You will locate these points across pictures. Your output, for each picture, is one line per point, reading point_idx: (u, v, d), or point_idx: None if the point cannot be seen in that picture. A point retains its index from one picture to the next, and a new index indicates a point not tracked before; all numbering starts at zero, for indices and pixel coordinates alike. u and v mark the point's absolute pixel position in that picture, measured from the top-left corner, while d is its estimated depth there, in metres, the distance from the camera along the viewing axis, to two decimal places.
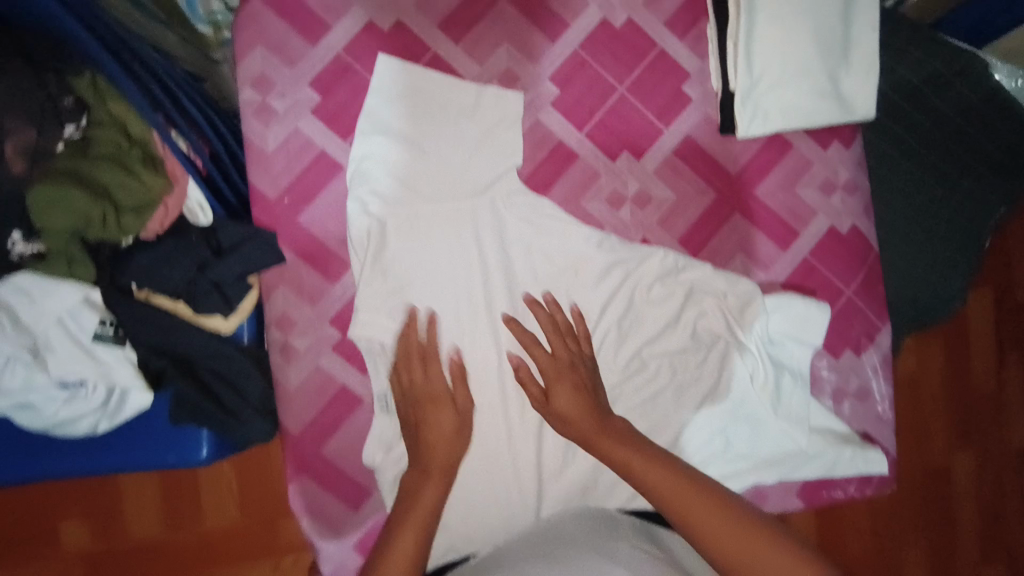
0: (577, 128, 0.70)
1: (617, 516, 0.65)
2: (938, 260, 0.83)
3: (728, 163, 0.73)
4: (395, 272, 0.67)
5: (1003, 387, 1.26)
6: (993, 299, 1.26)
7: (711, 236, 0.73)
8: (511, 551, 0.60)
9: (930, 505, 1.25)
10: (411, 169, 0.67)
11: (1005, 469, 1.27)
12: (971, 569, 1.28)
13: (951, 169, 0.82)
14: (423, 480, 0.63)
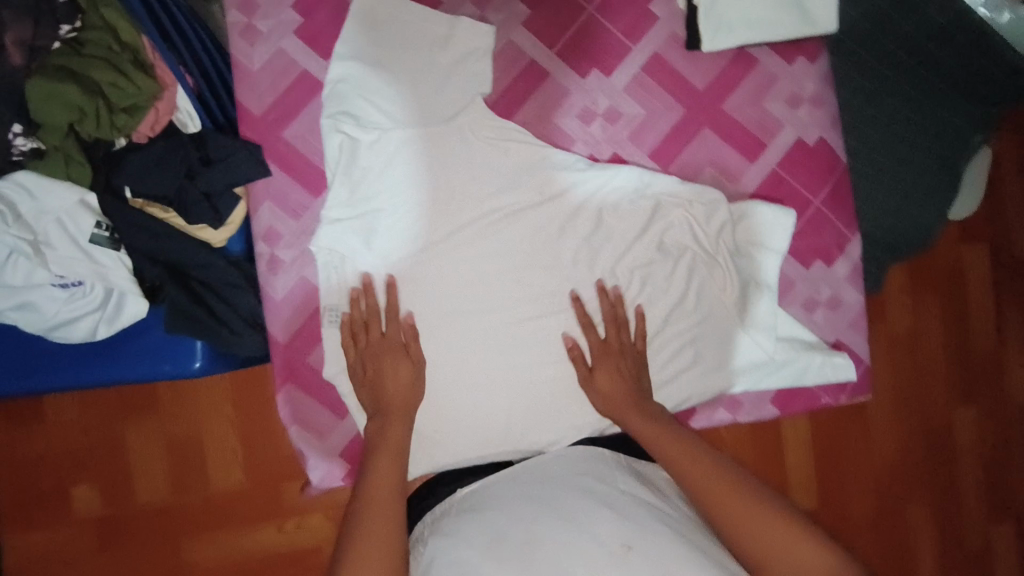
0: (549, 48, 0.74)
1: (602, 453, 0.68)
2: (914, 198, 0.75)
3: (695, 79, 0.76)
4: (364, 193, 0.71)
5: (1004, 341, 1.25)
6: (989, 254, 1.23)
7: (681, 150, 0.75)
8: (501, 487, 0.64)
9: (933, 460, 1.24)
10: (386, 90, 0.71)
11: (1006, 424, 1.26)
12: (976, 526, 1.26)
13: (920, 99, 0.74)
14: (387, 417, 0.66)
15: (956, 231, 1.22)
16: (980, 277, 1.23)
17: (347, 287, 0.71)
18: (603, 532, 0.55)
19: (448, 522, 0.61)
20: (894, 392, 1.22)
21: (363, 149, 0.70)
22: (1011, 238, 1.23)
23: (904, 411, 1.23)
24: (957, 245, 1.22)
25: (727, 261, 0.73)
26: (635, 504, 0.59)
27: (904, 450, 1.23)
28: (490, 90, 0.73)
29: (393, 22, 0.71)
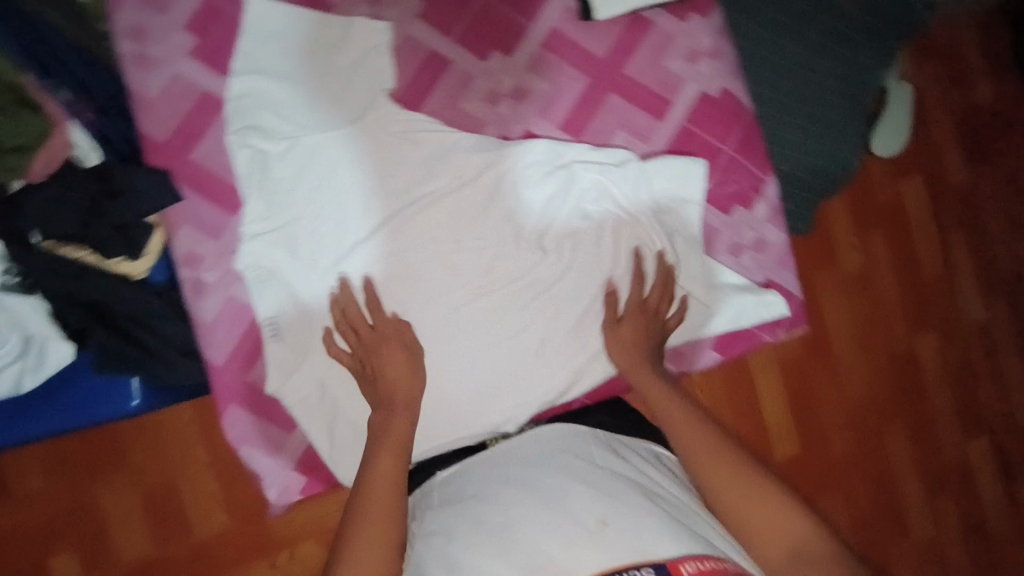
0: (447, 35, 0.74)
1: (582, 431, 0.66)
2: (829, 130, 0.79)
3: (595, 47, 0.77)
4: (285, 204, 0.70)
5: (951, 264, 1.29)
6: (926, 184, 1.26)
7: (591, 118, 0.77)
8: (487, 473, 0.62)
9: (904, 389, 1.27)
10: (289, 98, 0.70)
11: (966, 343, 1.31)
12: (954, 446, 1.30)
13: (819, 37, 0.78)
14: (391, 411, 0.66)
15: (893, 167, 1.25)
16: (920, 208, 1.26)
17: (280, 299, 0.71)
18: (579, 510, 0.53)
19: (435, 513, 0.59)
20: (858, 330, 1.24)
21: (274, 160, 0.70)
22: (942, 167, 1.27)
23: (870, 347, 1.25)
24: (893, 180, 1.25)
25: (650, 218, 0.76)
26: (616, 479, 0.58)
27: (875, 384, 1.26)
28: (395, 85, 0.73)
29: (285, 29, 0.71)
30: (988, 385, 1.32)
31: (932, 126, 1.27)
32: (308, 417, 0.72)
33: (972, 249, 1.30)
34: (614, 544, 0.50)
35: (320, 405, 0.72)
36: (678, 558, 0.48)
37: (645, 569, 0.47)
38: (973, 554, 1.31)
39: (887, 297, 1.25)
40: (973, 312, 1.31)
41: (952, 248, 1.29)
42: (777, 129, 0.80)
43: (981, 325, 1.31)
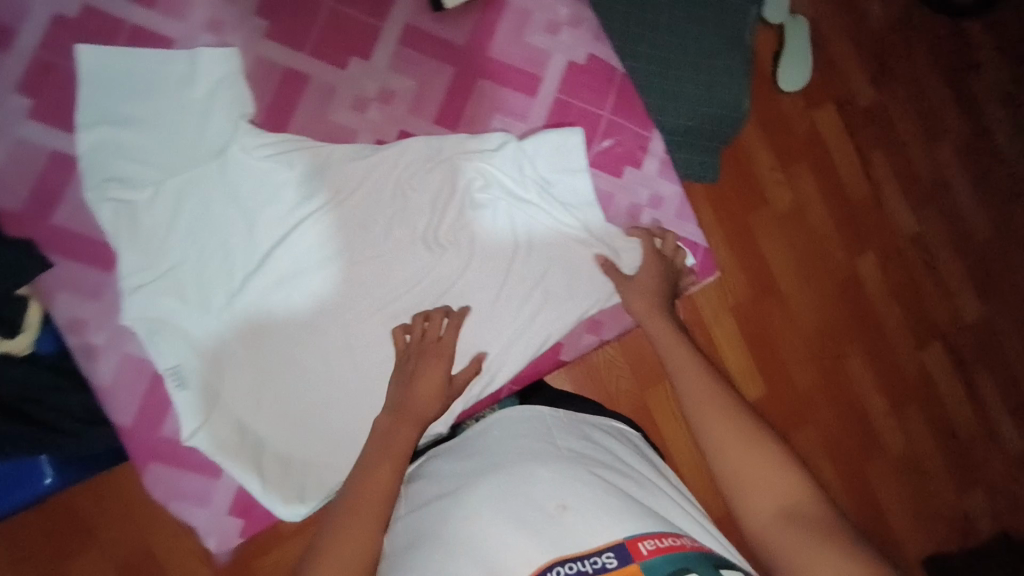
0: (298, 48, 0.72)
1: (543, 416, 0.67)
2: (712, 77, 0.81)
3: (453, 36, 0.76)
4: (165, 251, 0.69)
5: (877, 183, 1.30)
6: (836, 108, 1.28)
7: (465, 105, 0.76)
8: (461, 468, 0.62)
9: (852, 312, 1.28)
10: (145, 144, 0.68)
11: (905, 256, 1.32)
12: (909, 356, 1.32)
13: None
14: (402, 419, 0.62)
15: (803, 100, 1.26)
16: (836, 134, 1.28)
17: (178, 347, 0.69)
18: (539, 499, 0.55)
19: (410, 515, 0.59)
20: (800, 263, 1.25)
21: (143, 209, 0.68)
22: (849, 90, 1.29)
23: (814, 278, 1.26)
24: (805, 112, 1.26)
25: (539, 198, 0.76)
26: (576, 463, 0.59)
27: (824, 313, 1.27)
28: (254, 110, 0.72)
29: (126, 73, 0.68)
30: (933, 291, 1.33)
31: (832, 51, 1.28)
32: (232, 460, 0.70)
33: (893, 164, 1.32)
34: (573, 530, 0.52)
35: (242, 445, 0.70)
36: (636, 537, 0.50)
37: (605, 554, 0.49)
38: (945, 458, 1.33)
39: (817, 226, 1.26)
40: (906, 224, 1.32)
41: (874, 166, 1.31)
42: (658, 80, 0.81)
43: (915, 236, 1.32)
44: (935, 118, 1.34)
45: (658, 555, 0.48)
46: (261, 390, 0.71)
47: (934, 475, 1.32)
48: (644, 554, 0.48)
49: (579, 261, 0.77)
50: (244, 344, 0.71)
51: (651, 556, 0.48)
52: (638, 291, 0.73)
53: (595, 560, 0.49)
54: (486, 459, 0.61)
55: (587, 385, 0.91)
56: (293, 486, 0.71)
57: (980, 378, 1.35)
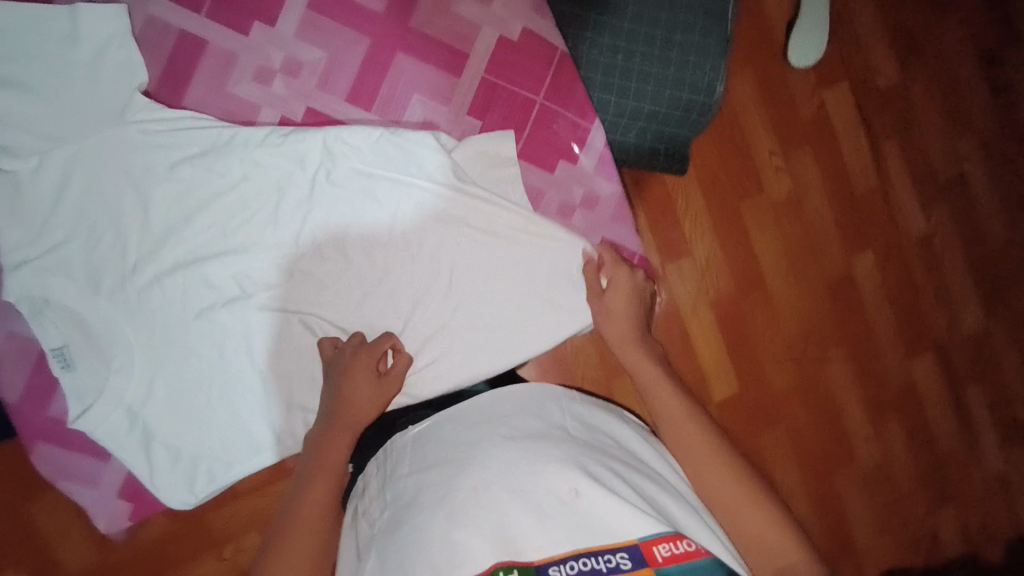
0: (196, 12, 0.67)
1: (556, 392, 0.54)
2: (665, 84, 0.80)
3: (371, 2, 0.69)
4: (49, 227, 0.65)
5: (886, 177, 1.17)
6: (848, 88, 1.13)
7: (380, 82, 0.70)
8: (449, 433, 0.50)
9: (844, 317, 1.16)
10: (24, 109, 0.63)
11: (911, 258, 1.19)
12: (899, 369, 1.20)
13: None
14: (333, 431, 0.57)
15: (812, 78, 1.12)
16: (847, 119, 1.14)
17: (59, 327, 0.66)
18: (548, 479, 0.44)
19: (389, 490, 0.47)
20: (793, 260, 1.13)
21: (26, 181, 0.64)
22: (866, 69, 1.14)
23: (806, 279, 1.14)
24: (815, 92, 1.12)
25: (468, 228, 0.70)
26: (589, 452, 0.47)
27: (813, 316, 1.15)
28: (149, 78, 0.66)
29: (4, 27, 0.63)
30: (933, 300, 1.21)
31: (855, 23, 1.13)
32: (121, 445, 0.68)
33: (907, 155, 1.18)
34: (590, 521, 0.42)
35: (130, 433, 0.68)
36: (652, 539, 0.41)
37: (619, 554, 0.41)
38: (923, 478, 1.22)
39: (818, 223, 1.14)
40: (912, 223, 1.19)
41: (886, 156, 1.17)
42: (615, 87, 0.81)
43: (922, 237, 1.20)
44: (959, 107, 1.19)
45: (674, 562, 0.41)
46: (151, 378, 0.68)
47: (910, 497, 1.21)
48: (659, 561, 0.40)
49: (519, 292, 0.71)
50: (131, 327, 0.67)
51: (666, 565, 0.40)
52: (608, 315, 0.68)
53: (608, 558, 0.41)
54: (481, 426, 0.49)
55: (555, 369, 0.88)
56: (181, 476, 0.70)
57: (970, 396, 1.24)
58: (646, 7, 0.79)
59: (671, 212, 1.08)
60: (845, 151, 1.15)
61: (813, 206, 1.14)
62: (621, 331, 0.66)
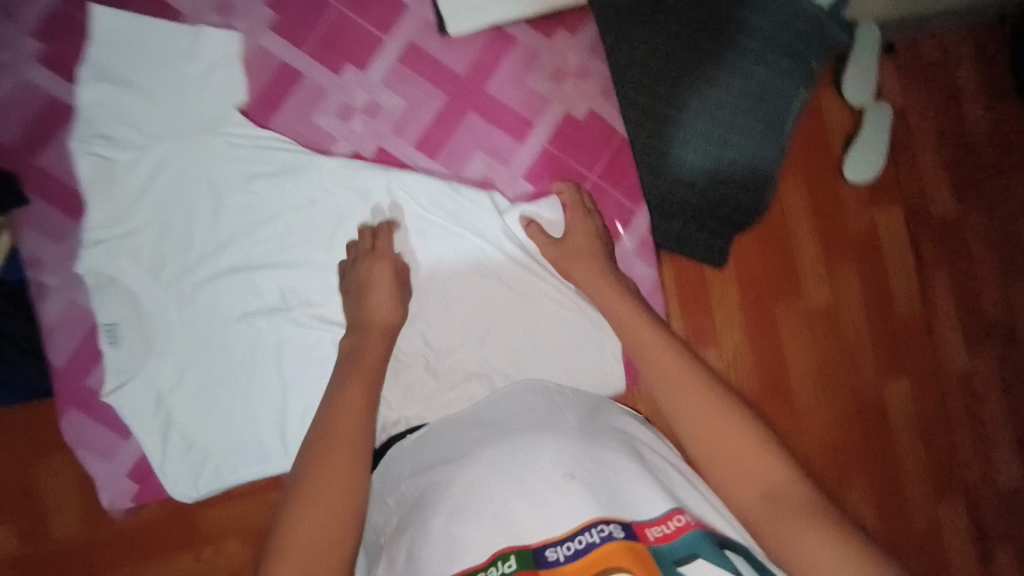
0: (298, 47, 0.74)
1: (549, 387, 0.62)
2: (716, 180, 0.82)
3: (455, 64, 0.75)
4: (129, 215, 0.72)
5: (931, 306, 1.15)
6: (901, 213, 1.14)
7: (449, 135, 0.75)
8: (446, 439, 0.57)
9: (870, 437, 1.13)
10: (138, 109, 0.71)
11: (948, 392, 1.15)
12: (925, 507, 1.14)
13: (699, 95, 0.81)
14: (367, 334, 0.63)
15: (864, 195, 1.13)
16: (897, 242, 1.14)
17: (116, 304, 0.72)
18: (542, 464, 0.47)
19: (394, 498, 0.53)
20: (822, 370, 1.12)
21: (119, 169, 0.71)
22: (921, 197, 1.15)
23: (835, 393, 1.12)
24: (867, 208, 1.13)
25: (506, 283, 0.73)
26: (581, 436, 0.51)
27: (836, 430, 1.12)
28: (245, 98, 0.73)
29: (137, 38, 0.71)
30: (968, 442, 1.16)
31: (915, 148, 1.14)
32: (142, 427, 0.72)
33: (955, 287, 1.16)
34: (586, 499, 0.44)
35: (151, 415, 0.72)
36: (643, 521, 0.44)
37: (611, 524, 0.42)
38: None
39: (853, 339, 1.13)
40: (954, 357, 1.16)
41: (932, 286, 1.16)
42: (665, 177, 0.81)
43: (962, 373, 1.16)
44: (1017, 248, 1.17)
45: (667, 541, 0.43)
46: (184, 369, 0.72)
47: None
48: (651, 539, 0.43)
49: (549, 350, 0.73)
50: (178, 316, 0.72)
51: (658, 543, 0.43)
52: (572, 251, 0.70)
53: (602, 529, 0.42)
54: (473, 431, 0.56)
55: None
56: (189, 469, 0.72)
57: (996, 545, 1.16)
58: (708, 105, 0.81)
59: (705, 301, 1.09)
60: (891, 273, 1.14)
61: (850, 321, 1.13)
62: (585, 268, 0.68)
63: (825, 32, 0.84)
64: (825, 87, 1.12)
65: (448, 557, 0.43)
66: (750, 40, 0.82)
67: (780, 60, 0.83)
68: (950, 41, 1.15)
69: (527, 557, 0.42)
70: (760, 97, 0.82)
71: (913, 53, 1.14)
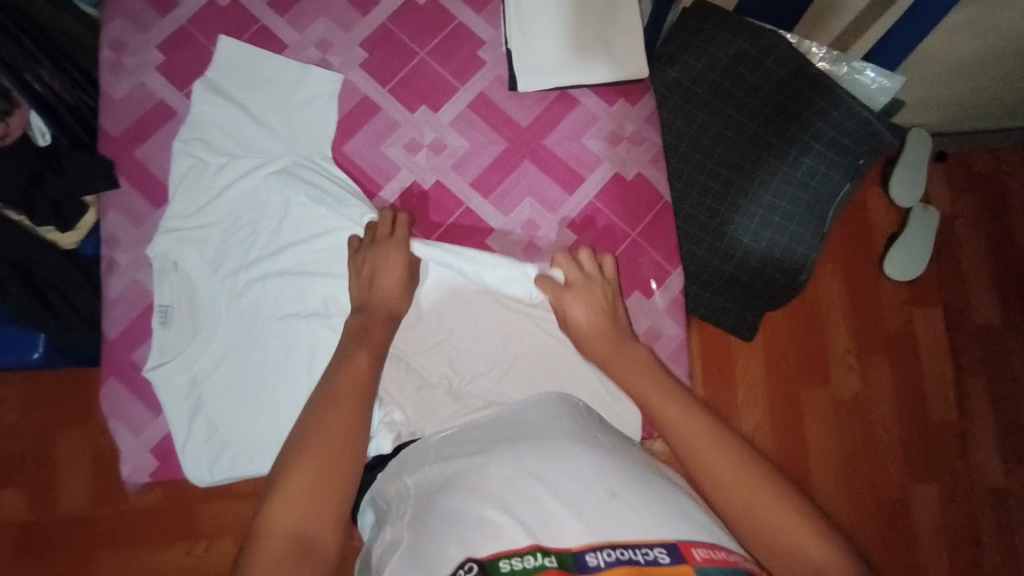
0: (381, 85, 0.82)
1: (576, 402, 0.64)
2: (754, 254, 0.87)
3: (519, 116, 0.81)
4: (199, 205, 0.78)
5: (967, 415, 1.12)
6: (940, 315, 1.13)
7: (503, 179, 0.80)
8: (470, 437, 0.60)
9: (890, 542, 1.08)
10: (234, 121, 0.79)
11: (980, 509, 1.10)
12: None
13: (745, 174, 0.86)
14: (372, 315, 0.69)
15: (903, 293, 1.13)
16: (935, 343, 1.12)
17: (174, 288, 0.77)
18: (586, 478, 0.48)
19: (416, 482, 0.56)
20: (845, 462, 1.09)
21: (205, 167, 0.79)
22: (965, 303, 1.13)
23: (856, 487, 1.08)
24: (905, 306, 1.12)
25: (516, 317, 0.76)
26: (612, 458, 0.52)
27: (854, 529, 1.07)
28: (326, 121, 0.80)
29: (245, 61, 0.80)
30: (998, 567, 1.09)
31: (961, 255, 1.14)
32: (174, 406, 0.75)
33: (995, 400, 1.12)
34: (628, 514, 0.45)
35: (185, 395, 0.76)
36: (690, 541, 0.43)
37: (657, 549, 0.42)
38: None
39: (880, 436, 1.10)
40: (988, 472, 1.11)
41: (971, 395, 1.12)
42: (704, 246, 0.87)
43: (996, 491, 1.11)
44: None
45: (714, 564, 0.42)
46: (224, 357, 0.76)
47: None
48: (697, 559, 0.42)
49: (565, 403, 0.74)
50: (228, 308, 0.77)
51: (705, 565, 0.42)
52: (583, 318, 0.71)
53: (646, 552, 0.42)
54: (497, 433, 0.58)
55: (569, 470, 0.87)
56: (207, 454, 0.75)
57: None
58: (753, 185, 0.86)
59: (728, 371, 1.09)
60: (926, 372, 1.12)
61: (880, 416, 1.10)
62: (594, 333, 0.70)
63: (876, 136, 0.86)
64: (870, 185, 1.14)
65: (480, 532, 0.43)
66: (802, 131, 0.86)
67: (829, 153, 0.86)
68: (1004, 158, 1.15)
69: (566, 559, 0.42)
70: (806, 184, 0.86)
71: (965, 162, 1.16)
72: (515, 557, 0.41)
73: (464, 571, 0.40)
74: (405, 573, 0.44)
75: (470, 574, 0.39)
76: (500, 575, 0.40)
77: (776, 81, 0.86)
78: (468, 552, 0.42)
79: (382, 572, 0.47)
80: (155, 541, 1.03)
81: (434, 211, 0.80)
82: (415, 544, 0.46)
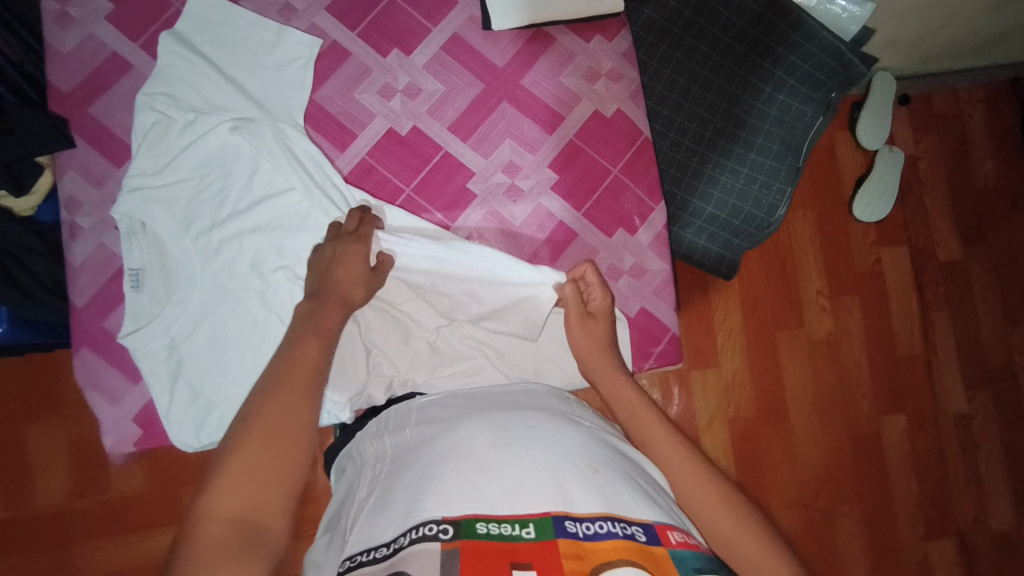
0: (350, 29, 0.78)
1: (564, 393, 0.64)
2: (731, 190, 0.87)
3: (495, 57, 0.80)
4: (162, 159, 0.74)
5: (932, 345, 1.16)
6: (907, 251, 1.16)
7: (481, 122, 0.79)
8: (451, 403, 0.58)
9: (861, 470, 1.13)
10: (193, 69, 0.75)
11: (945, 433, 1.16)
12: (914, 546, 1.14)
13: (719, 109, 0.85)
14: (325, 301, 0.61)
15: (873, 232, 1.16)
16: (903, 279, 1.16)
17: (142, 251, 0.74)
18: (573, 453, 0.48)
19: (394, 442, 0.54)
20: (818, 397, 1.13)
21: (169, 123, 0.74)
22: (930, 239, 1.17)
23: (829, 418, 1.13)
24: (873, 247, 1.15)
25: (467, 275, 0.75)
26: (593, 437, 0.52)
27: (828, 463, 1.12)
28: (294, 70, 0.77)
29: (202, 6, 0.76)
30: (963, 483, 1.16)
31: (925, 193, 1.17)
32: (151, 370, 0.73)
33: (958, 330, 1.17)
34: (610, 491, 0.45)
35: (165, 361, 0.73)
36: (666, 524, 0.44)
37: (635, 526, 0.42)
38: None
39: (851, 369, 1.14)
40: (953, 399, 1.16)
41: (935, 326, 1.17)
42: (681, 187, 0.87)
43: (960, 416, 1.17)
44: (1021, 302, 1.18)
45: (686, 548, 0.43)
46: (200, 319, 0.73)
47: None
48: (673, 542, 0.43)
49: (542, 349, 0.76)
50: (201, 266, 0.74)
51: (680, 547, 0.43)
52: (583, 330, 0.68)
53: (626, 527, 0.42)
54: (478, 401, 0.57)
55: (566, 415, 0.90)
56: (192, 419, 0.73)
57: None
58: (727, 122, 0.86)
59: (707, 318, 1.11)
60: (893, 307, 1.16)
61: (851, 352, 1.14)
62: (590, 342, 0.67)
63: (848, 67, 0.86)
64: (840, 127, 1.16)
65: (460, 493, 0.43)
66: (773, 66, 0.85)
67: (802, 88, 0.86)
68: (964, 99, 1.18)
69: (545, 524, 0.41)
70: (780, 121, 0.86)
71: (931, 100, 1.18)
72: (493, 522, 0.41)
73: (439, 531, 0.40)
74: (375, 523, 0.43)
75: (446, 538, 0.39)
76: (477, 537, 0.40)
77: (748, 11, 0.84)
78: (443, 512, 0.41)
79: (351, 529, 0.45)
80: (145, 528, 1.01)
81: (413, 156, 0.78)
82: (386, 497, 0.46)
